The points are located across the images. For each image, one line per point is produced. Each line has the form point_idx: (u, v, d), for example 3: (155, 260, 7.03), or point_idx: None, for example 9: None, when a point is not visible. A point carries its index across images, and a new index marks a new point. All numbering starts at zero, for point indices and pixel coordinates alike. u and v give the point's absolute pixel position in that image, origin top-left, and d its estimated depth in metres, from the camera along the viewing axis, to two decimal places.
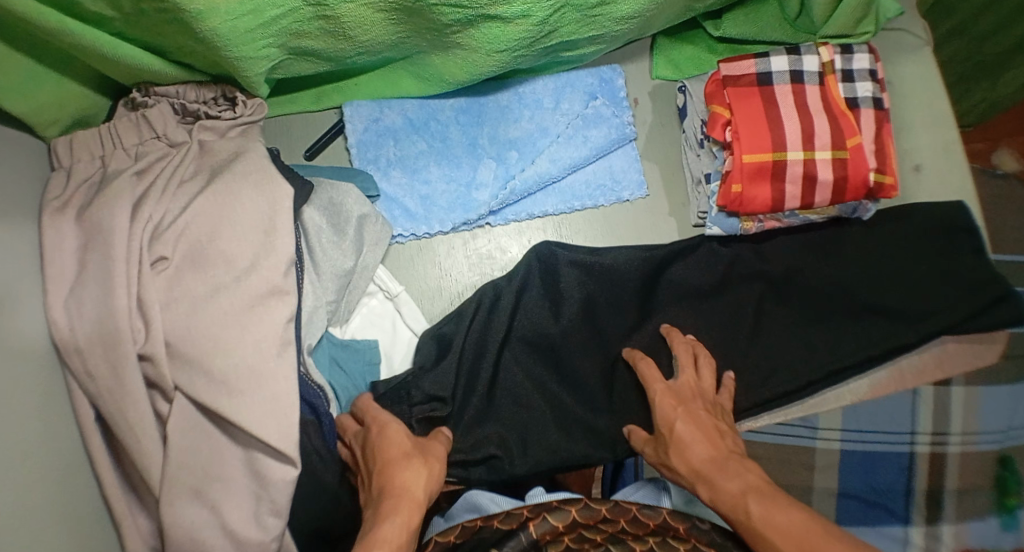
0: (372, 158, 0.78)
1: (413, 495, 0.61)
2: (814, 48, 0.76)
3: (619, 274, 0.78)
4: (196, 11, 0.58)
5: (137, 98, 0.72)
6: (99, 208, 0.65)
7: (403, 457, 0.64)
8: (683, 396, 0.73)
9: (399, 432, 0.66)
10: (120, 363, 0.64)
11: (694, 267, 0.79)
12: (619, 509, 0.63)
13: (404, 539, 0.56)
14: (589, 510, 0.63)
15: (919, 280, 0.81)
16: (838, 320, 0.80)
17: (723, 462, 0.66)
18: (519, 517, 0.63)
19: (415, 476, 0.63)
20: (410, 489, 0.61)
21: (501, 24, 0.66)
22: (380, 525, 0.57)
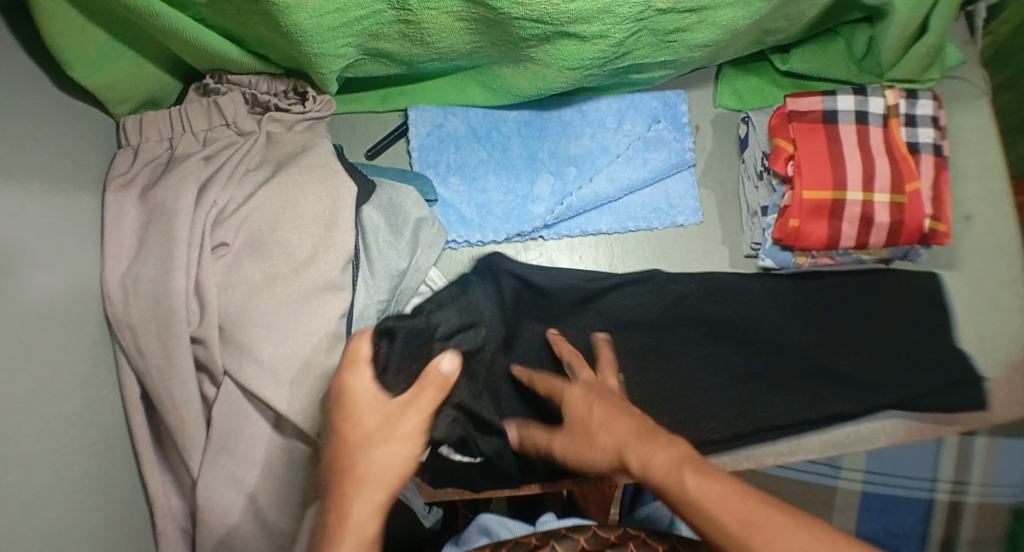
0: (433, 162, 0.79)
1: (382, 482, 0.56)
2: (880, 90, 0.76)
3: (571, 298, 0.76)
4: (285, 5, 0.59)
5: (209, 85, 0.72)
6: (165, 188, 0.66)
7: (373, 434, 0.57)
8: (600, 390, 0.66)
9: (363, 400, 0.59)
10: (172, 343, 0.64)
11: (638, 299, 0.77)
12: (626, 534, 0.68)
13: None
14: (598, 537, 0.67)
15: (867, 348, 0.77)
16: (783, 376, 0.76)
17: (630, 445, 0.59)
18: (528, 545, 0.67)
19: (392, 458, 0.57)
20: (371, 476, 0.56)
21: (577, 43, 0.66)
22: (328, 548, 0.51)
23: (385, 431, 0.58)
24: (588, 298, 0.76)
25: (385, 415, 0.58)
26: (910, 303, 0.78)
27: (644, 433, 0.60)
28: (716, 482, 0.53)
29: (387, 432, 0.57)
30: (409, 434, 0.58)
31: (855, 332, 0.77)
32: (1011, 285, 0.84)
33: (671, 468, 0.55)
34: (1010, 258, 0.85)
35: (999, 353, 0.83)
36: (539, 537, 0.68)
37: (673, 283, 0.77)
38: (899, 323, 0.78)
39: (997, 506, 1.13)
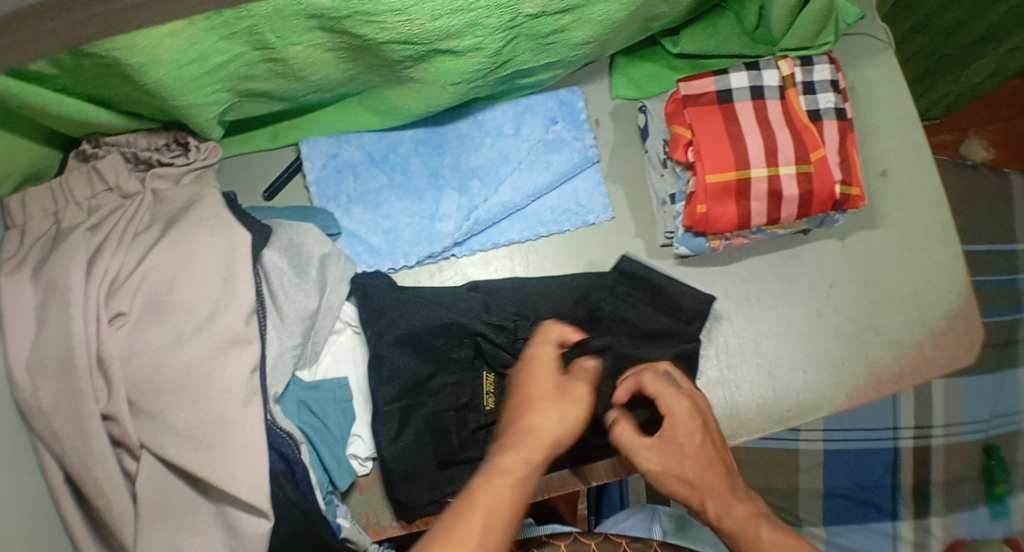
0: (333, 195, 0.78)
1: (540, 451, 0.57)
2: (774, 62, 0.75)
3: (407, 374, 0.72)
4: (137, 64, 0.56)
5: (87, 150, 0.71)
6: (53, 264, 0.63)
7: (551, 395, 0.61)
8: (671, 443, 0.64)
9: (545, 364, 0.63)
10: (84, 424, 0.61)
11: (506, 305, 0.76)
12: (610, 545, 0.68)
13: (557, 432, 0.58)
14: (579, 544, 0.67)
15: None
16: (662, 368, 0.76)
17: (704, 494, 0.61)
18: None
19: (547, 421, 0.58)
20: (541, 430, 0.58)
21: (454, 58, 0.64)
22: (534, 415, 0.59)
23: (562, 397, 0.61)
24: (425, 368, 0.73)
25: (562, 386, 0.61)
26: (761, 279, 0.82)
27: (703, 500, 0.61)
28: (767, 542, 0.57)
29: (561, 399, 0.60)
30: (557, 399, 0.60)
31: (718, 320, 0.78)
32: (937, 235, 0.84)
33: (741, 525, 0.59)
34: (931, 208, 0.84)
35: (935, 304, 0.83)
36: (520, 544, 0.68)
37: (496, 343, 0.74)
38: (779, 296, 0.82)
39: (964, 443, 1.15)
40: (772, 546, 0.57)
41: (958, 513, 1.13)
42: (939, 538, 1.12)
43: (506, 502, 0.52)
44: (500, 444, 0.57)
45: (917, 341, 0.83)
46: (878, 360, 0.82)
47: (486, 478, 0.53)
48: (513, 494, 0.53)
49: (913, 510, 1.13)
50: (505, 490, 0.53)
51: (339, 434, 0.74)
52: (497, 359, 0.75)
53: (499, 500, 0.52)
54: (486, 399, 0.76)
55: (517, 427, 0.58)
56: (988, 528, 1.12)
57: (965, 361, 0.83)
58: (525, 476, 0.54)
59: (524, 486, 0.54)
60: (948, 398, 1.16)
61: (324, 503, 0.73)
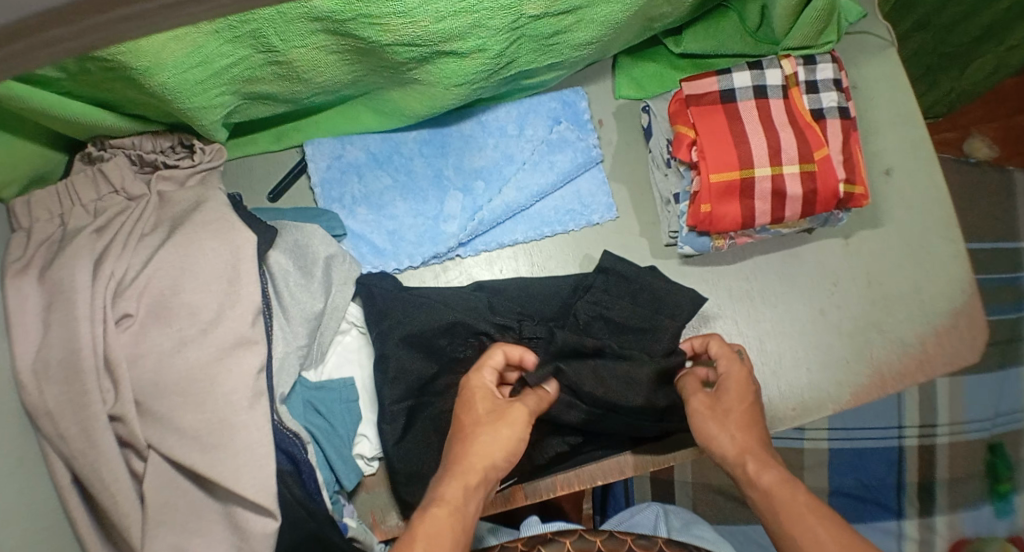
0: (337, 196, 0.78)
1: (475, 470, 0.59)
2: (776, 61, 0.75)
3: (412, 375, 0.72)
4: (143, 68, 0.56)
5: (93, 152, 0.71)
6: (60, 267, 0.63)
7: (486, 418, 0.62)
8: (722, 405, 0.66)
9: (481, 394, 0.64)
10: (91, 425, 0.61)
11: (512, 305, 0.76)
12: (614, 541, 0.68)
13: (462, 501, 0.56)
14: (583, 541, 0.67)
15: None
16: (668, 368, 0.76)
17: (743, 454, 0.61)
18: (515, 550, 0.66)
19: (490, 446, 0.61)
20: (472, 448, 0.60)
21: (457, 59, 0.64)
22: (438, 488, 0.58)
23: (496, 419, 0.62)
24: (429, 369, 0.73)
25: (496, 403, 0.64)
26: (765, 279, 0.82)
27: (743, 460, 0.61)
28: (796, 504, 0.56)
29: (496, 420, 0.62)
30: (493, 433, 0.61)
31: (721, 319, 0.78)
32: (941, 233, 0.84)
33: (770, 490, 0.58)
34: (934, 206, 0.84)
35: (939, 302, 0.83)
36: (525, 541, 0.67)
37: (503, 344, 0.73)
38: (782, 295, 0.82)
39: (969, 441, 1.15)
40: (804, 508, 0.55)
41: (962, 511, 1.13)
42: (943, 536, 1.12)
43: (443, 536, 0.53)
44: (439, 477, 0.59)
45: (921, 339, 0.83)
46: (882, 358, 0.82)
47: (424, 511, 0.55)
48: (447, 525, 0.54)
49: (917, 508, 1.13)
50: (443, 522, 0.54)
51: (345, 434, 0.74)
52: None
53: (436, 534, 0.53)
54: None
55: (453, 456, 0.60)
56: (993, 526, 1.12)
57: (969, 360, 0.83)
58: (458, 507, 0.56)
59: (461, 518, 0.55)
60: (952, 396, 1.16)
61: (330, 503, 0.73)
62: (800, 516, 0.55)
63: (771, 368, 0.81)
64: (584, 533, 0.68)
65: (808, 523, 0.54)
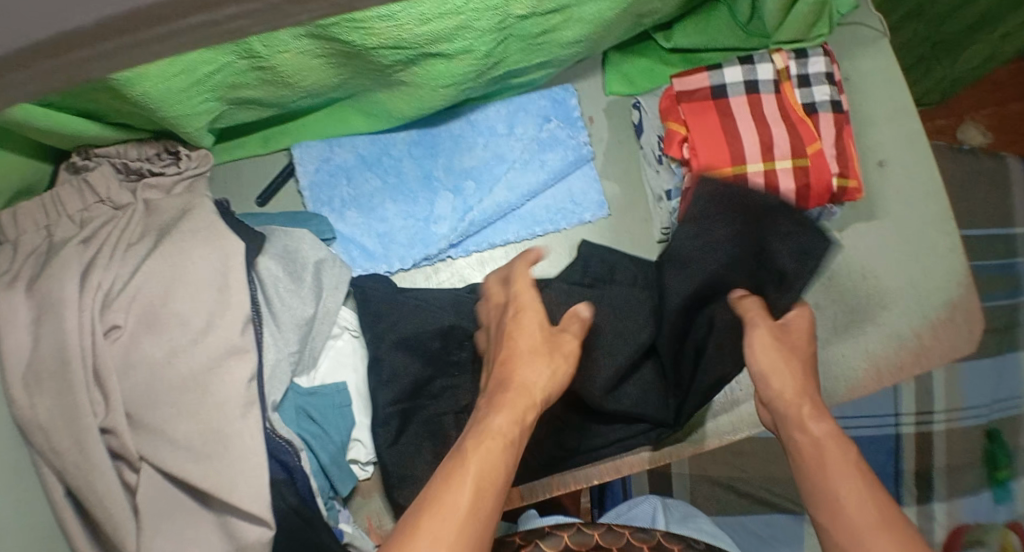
0: (326, 199, 0.77)
1: (525, 403, 0.57)
2: (768, 56, 0.74)
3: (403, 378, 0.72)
4: (124, 79, 0.56)
5: (77, 162, 0.70)
6: (47, 279, 0.62)
7: (535, 349, 0.60)
8: (787, 345, 0.62)
9: (526, 323, 0.62)
10: (82, 438, 0.61)
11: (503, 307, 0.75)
12: (613, 536, 0.67)
13: (515, 432, 0.54)
14: (581, 535, 0.67)
15: None
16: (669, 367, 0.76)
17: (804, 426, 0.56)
18: (512, 545, 0.67)
19: (539, 376, 0.59)
20: (523, 380, 0.58)
21: (444, 61, 0.63)
22: (491, 416, 0.55)
23: (551, 351, 0.61)
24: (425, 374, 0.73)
25: (551, 337, 0.62)
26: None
27: (799, 401, 0.58)
28: (844, 458, 0.54)
29: (551, 351, 0.61)
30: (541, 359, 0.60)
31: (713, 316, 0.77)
32: (937, 224, 0.83)
33: (819, 440, 0.55)
34: (929, 197, 0.84)
35: (935, 295, 0.83)
36: (523, 536, 0.67)
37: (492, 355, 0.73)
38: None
39: (966, 428, 1.15)
40: (844, 464, 0.53)
41: (960, 499, 1.13)
42: (943, 525, 1.11)
43: (495, 467, 0.51)
44: (488, 405, 0.57)
45: (917, 332, 0.82)
46: (878, 351, 0.82)
47: (476, 441, 0.53)
48: (505, 459, 0.52)
49: (916, 495, 1.13)
50: (495, 455, 0.52)
51: (339, 439, 0.73)
52: None
53: (490, 464, 0.51)
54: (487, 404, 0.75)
55: (503, 383, 0.58)
56: (992, 513, 1.12)
57: (965, 351, 0.82)
58: (509, 437, 0.54)
59: (512, 451, 0.53)
60: (948, 384, 1.16)
61: (325, 509, 0.73)
62: (841, 472, 0.53)
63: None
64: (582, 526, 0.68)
65: (848, 478, 0.52)
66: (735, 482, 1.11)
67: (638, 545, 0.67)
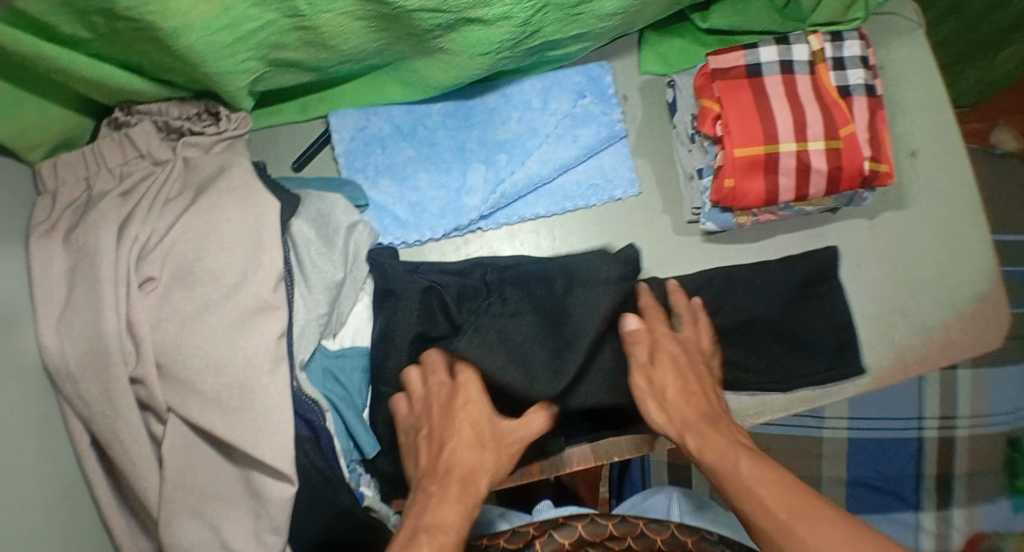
0: (361, 166, 0.78)
1: (464, 495, 0.62)
2: (804, 37, 0.75)
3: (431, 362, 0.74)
4: (171, 28, 0.58)
5: (120, 118, 0.71)
6: (86, 230, 0.64)
7: (468, 440, 0.67)
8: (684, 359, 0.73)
9: (470, 400, 0.69)
10: (112, 385, 0.62)
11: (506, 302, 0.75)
12: (627, 525, 0.67)
13: (458, 522, 0.59)
14: (596, 525, 0.67)
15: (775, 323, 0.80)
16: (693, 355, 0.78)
17: (685, 432, 0.67)
18: (526, 535, 0.67)
19: (465, 462, 0.65)
20: (465, 473, 0.64)
21: (482, 27, 0.64)
22: (432, 510, 0.60)
23: (485, 446, 0.67)
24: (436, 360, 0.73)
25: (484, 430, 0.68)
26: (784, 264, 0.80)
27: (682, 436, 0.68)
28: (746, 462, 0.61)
29: (478, 445, 0.67)
30: (468, 446, 0.67)
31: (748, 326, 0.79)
32: (968, 217, 0.83)
33: (721, 446, 0.64)
34: (961, 189, 0.83)
35: (961, 288, 0.83)
36: (538, 526, 0.68)
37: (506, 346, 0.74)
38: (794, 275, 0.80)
39: (990, 434, 1.13)
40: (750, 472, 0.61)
41: (980, 505, 1.11)
42: (960, 531, 1.10)
43: None
44: (427, 498, 0.62)
45: (943, 324, 0.82)
46: (902, 342, 0.82)
47: (429, 537, 0.57)
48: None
49: (935, 500, 1.12)
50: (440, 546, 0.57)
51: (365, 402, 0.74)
52: None
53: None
54: None
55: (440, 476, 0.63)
56: (1010, 522, 1.11)
57: (991, 345, 0.83)
58: (452, 529, 0.58)
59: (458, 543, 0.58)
60: (973, 388, 1.14)
61: (347, 470, 0.73)
62: (759, 471, 0.60)
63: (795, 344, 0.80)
64: (597, 516, 0.68)
65: (764, 477, 0.59)
66: None
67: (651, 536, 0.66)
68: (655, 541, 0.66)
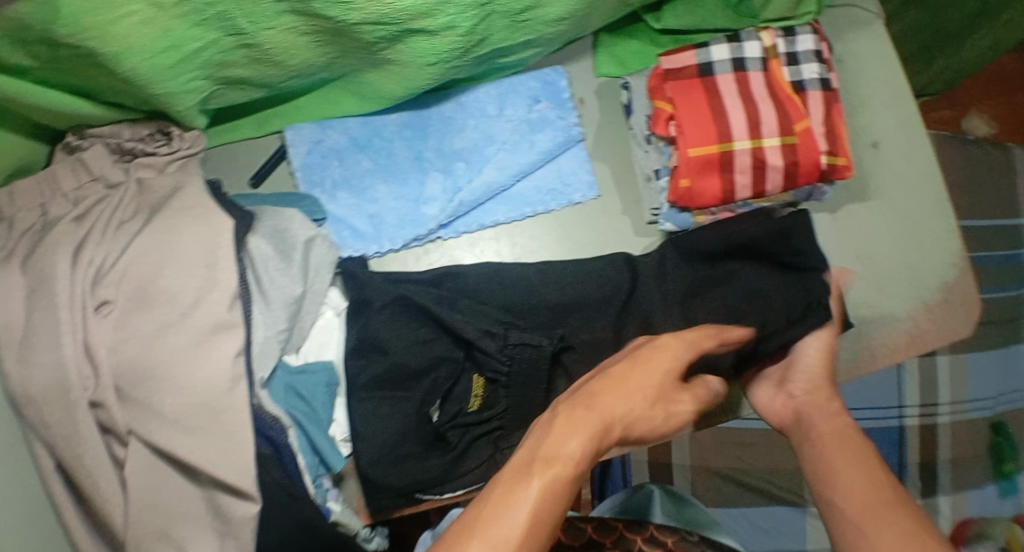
0: (318, 180, 0.78)
1: (588, 428, 0.57)
2: (755, 33, 0.75)
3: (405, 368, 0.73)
4: (111, 54, 0.58)
5: (72, 142, 0.72)
6: (41, 255, 0.64)
7: (629, 390, 0.63)
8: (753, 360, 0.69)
9: (634, 370, 0.64)
10: (73, 410, 0.62)
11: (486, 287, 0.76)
12: (606, 529, 0.68)
13: (581, 457, 0.55)
14: (575, 529, 0.68)
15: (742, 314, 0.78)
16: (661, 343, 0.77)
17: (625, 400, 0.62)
18: None
19: (611, 404, 0.61)
20: (603, 416, 0.59)
21: (428, 38, 0.64)
22: (565, 440, 0.56)
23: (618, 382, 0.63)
24: (416, 364, 0.73)
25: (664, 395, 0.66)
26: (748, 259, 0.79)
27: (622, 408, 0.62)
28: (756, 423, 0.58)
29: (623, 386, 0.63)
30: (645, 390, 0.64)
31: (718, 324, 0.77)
32: (933, 207, 0.83)
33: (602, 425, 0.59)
34: (924, 178, 0.83)
35: (928, 277, 0.82)
36: None
37: (487, 350, 0.73)
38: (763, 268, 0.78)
39: (972, 420, 1.13)
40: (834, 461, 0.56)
41: (965, 491, 1.10)
42: (947, 518, 1.09)
43: (558, 494, 0.52)
44: (566, 423, 0.57)
45: (912, 315, 0.82)
46: (871, 334, 0.82)
47: (546, 464, 0.53)
48: (565, 487, 0.53)
49: (919, 488, 1.11)
50: (563, 479, 0.53)
51: (326, 417, 0.74)
52: (487, 365, 0.75)
53: (556, 492, 0.52)
54: (474, 401, 0.76)
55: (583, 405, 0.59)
56: (997, 507, 1.09)
57: (963, 333, 0.82)
58: (578, 460, 0.55)
59: (575, 477, 0.54)
60: (953, 375, 1.14)
61: (313, 486, 0.72)
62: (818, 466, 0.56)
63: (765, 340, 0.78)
64: (576, 520, 0.69)
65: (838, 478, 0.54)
66: (735, 473, 1.09)
67: (631, 538, 0.67)
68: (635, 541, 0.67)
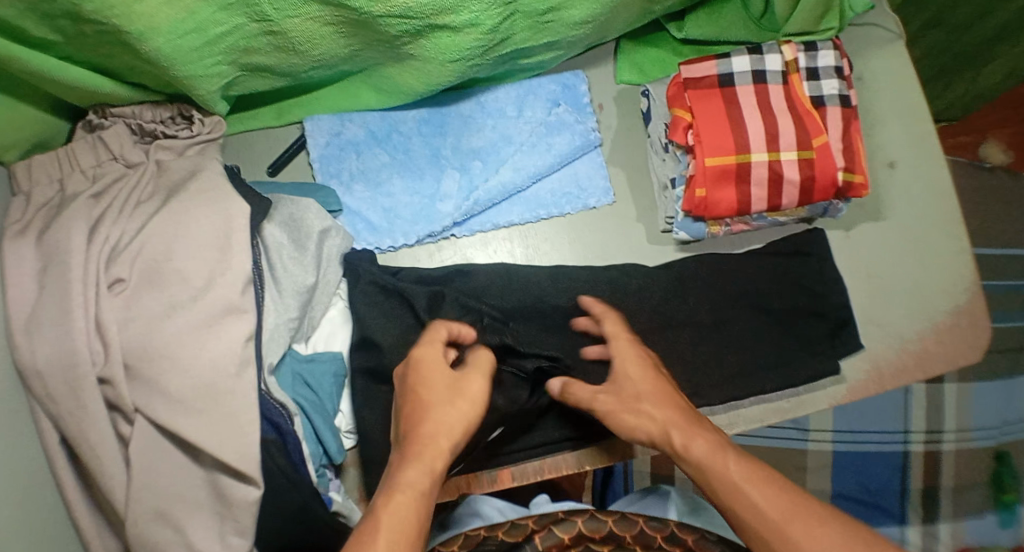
0: (335, 172, 0.78)
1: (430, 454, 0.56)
2: (776, 46, 0.74)
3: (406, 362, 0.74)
4: (136, 32, 0.58)
5: (94, 121, 0.72)
6: (58, 229, 0.64)
7: (443, 395, 0.60)
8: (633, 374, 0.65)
9: (436, 368, 0.61)
10: (79, 385, 0.61)
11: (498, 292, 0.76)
12: (626, 523, 0.63)
13: (427, 480, 0.54)
14: (594, 521, 0.63)
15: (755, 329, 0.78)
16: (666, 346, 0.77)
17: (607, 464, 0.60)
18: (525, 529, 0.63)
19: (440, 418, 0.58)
20: (443, 434, 0.57)
21: (451, 34, 0.64)
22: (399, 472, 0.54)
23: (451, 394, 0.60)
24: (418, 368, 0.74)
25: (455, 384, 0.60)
26: (760, 273, 0.79)
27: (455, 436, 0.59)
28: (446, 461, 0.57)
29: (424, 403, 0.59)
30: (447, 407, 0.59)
31: (721, 338, 0.78)
32: (946, 228, 0.83)
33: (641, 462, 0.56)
34: (938, 200, 0.83)
35: (937, 299, 0.82)
36: (537, 521, 0.64)
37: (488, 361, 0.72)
38: (776, 283, 0.79)
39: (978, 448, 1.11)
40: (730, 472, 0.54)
41: (965, 520, 1.09)
42: (947, 547, 1.07)
43: (403, 518, 0.50)
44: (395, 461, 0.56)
45: (920, 336, 0.81)
46: (878, 352, 0.81)
47: (385, 498, 0.52)
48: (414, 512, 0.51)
49: (920, 515, 1.09)
50: (403, 508, 0.51)
51: (331, 407, 0.74)
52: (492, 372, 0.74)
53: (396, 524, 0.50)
54: None
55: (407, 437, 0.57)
56: (995, 536, 1.07)
57: (971, 356, 0.81)
58: (426, 489, 0.53)
59: (425, 500, 0.53)
60: (959, 403, 1.11)
61: (316, 476, 0.72)
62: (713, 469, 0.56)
63: (773, 353, 0.78)
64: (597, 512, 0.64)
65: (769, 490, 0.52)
66: None
67: (651, 534, 0.62)
68: (654, 538, 0.62)
